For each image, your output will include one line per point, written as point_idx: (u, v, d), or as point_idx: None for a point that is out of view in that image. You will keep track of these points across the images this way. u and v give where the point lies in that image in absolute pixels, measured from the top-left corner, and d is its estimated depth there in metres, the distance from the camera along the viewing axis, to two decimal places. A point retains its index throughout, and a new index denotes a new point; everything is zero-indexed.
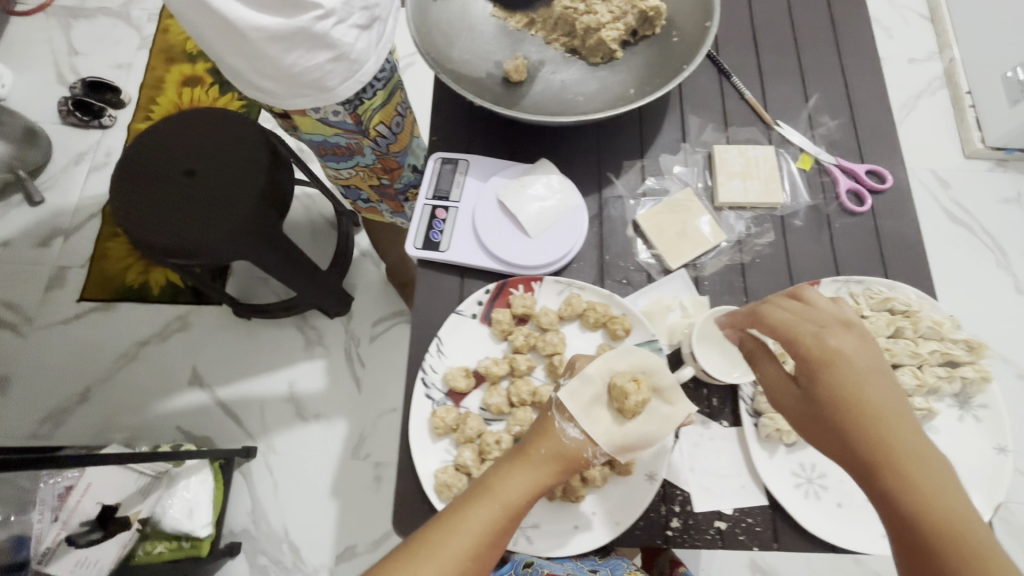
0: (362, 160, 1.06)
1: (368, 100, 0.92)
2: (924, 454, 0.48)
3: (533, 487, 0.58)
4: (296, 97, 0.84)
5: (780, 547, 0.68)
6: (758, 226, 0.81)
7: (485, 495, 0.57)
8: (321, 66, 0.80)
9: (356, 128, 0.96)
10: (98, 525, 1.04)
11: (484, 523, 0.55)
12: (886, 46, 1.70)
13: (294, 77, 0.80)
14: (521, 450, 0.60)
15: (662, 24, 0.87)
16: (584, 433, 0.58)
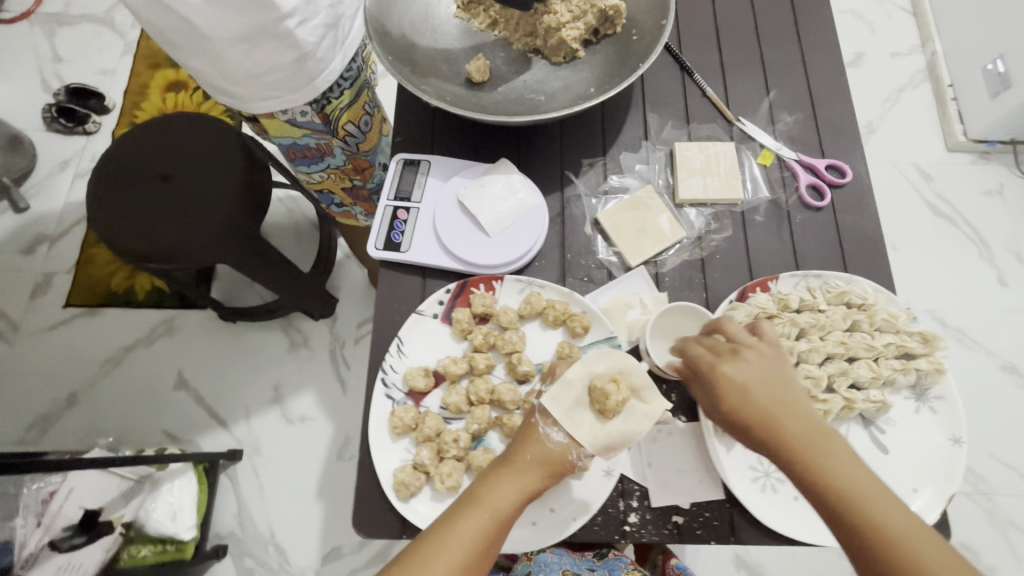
0: (333, 160, 1.07)
1: (336, 99, 0.93)
2: (842, 458, 0.52)
3: (521, 493, 0.59)
4: (265, 99, 0.84)
5: (738, 540, 0.69)
6: (718, 222, 0.82)
7: (475, 505, 0.58)
8: (287, 67, 0.79)
9: (325, 128, 0.97)
10: (81, 529, 1.02)
11: (473, 534, 0.56)
12: (868, 41, 1.68)
13: (260, 79, 0.80)
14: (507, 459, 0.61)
15: (622, 24, 0.87)
16: (568, 436, 0.59)
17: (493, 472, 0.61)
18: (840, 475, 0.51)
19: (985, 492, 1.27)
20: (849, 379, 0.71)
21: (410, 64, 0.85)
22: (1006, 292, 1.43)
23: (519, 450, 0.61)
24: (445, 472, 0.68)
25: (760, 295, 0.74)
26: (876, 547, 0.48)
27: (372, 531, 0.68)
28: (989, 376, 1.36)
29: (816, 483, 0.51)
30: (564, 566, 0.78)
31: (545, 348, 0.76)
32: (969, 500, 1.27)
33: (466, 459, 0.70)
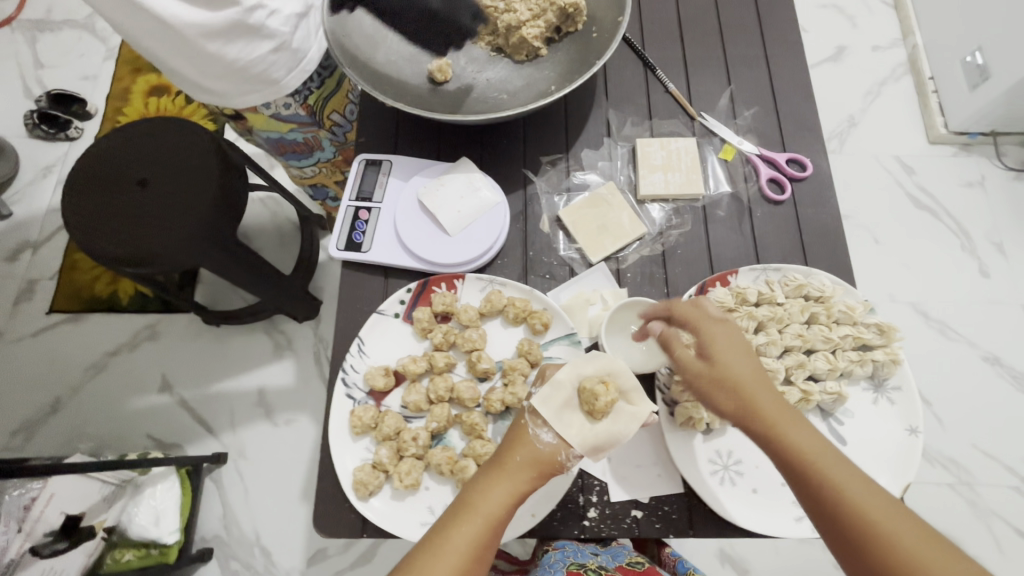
0: (322, 152, 1.09)
1: (317, 89, 0.93)
2: (808, 430, 0.57)
3: (511, 495, 0.58)
4: (245, 94, 0.84)
5: (696, 534, 0.69)
6: (679, 218, 0.83)
7: (467, 511, 0.57)
8: (264, 59, 0.80)
9: (310, 119, 0.98)
10: (63, 535, 1.04)
11: (470, 539, 0.56)
12: (850, 35, 1.64)
13: (239, 74, 0.80)
14: (497, 461, 0.60)
15: (583, 21, 0.85)
16: (557, 437, 0.59)
17: (482, 476, 0.60)
18: (802, 443, 0.55)
19: (968, 483, 1.27)
20: (807, 371, 0.72)
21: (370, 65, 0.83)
22: (990, 283, 1.42)
23: (507, 453, 0.60)
24: (403, 471, 0.68)
25: (719, 289, 0.74)
26: (840, 510, 0.53)
27: (339, 529, 0.68)
28: (971, 368, 1.35)
29: (787, 452, 0.55)
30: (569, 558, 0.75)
31: (506, 345, 0.77)
32: (951, 491, 1.27)
33: (425, 457, 0.70)
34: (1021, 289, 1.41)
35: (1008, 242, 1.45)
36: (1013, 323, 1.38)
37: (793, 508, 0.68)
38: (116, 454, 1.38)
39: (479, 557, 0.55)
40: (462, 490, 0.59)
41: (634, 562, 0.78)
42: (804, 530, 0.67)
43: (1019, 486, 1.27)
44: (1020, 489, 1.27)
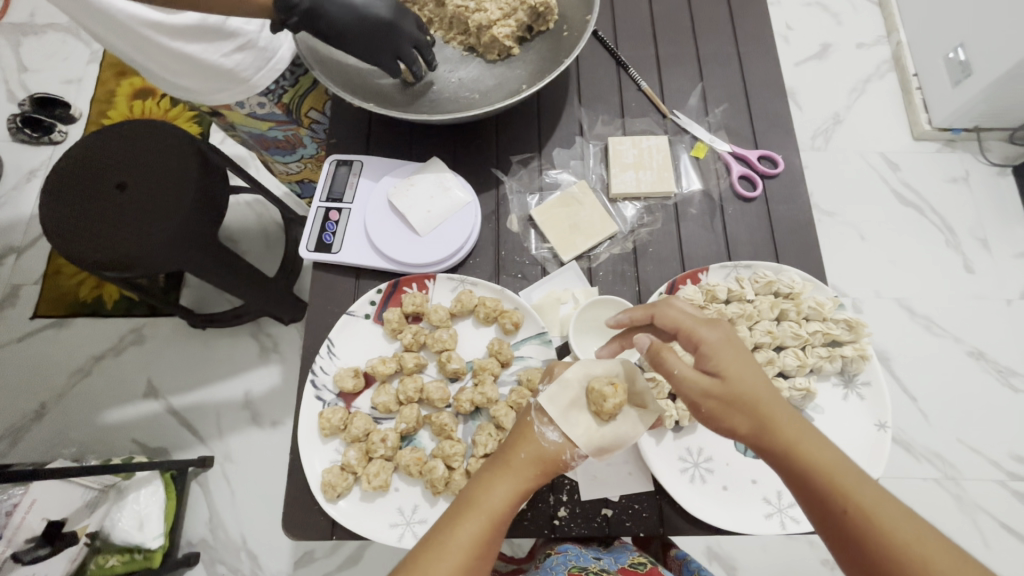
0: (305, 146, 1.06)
1: (291, 86, 0.90)
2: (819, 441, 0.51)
3: (516, 492, 0.54)
4: (215, 91, 0.83)
5: (666, 532, 0.69)
6: (650, 216, 0.83)
7: (469, 509, 0.53)
8: (230, 57, 0.78)
9: (288, 117, 0.96)
10: (46, 540, 1.03)
11: (472, 537, 0.51)
12: (834, 33, 1.64)
13: (204, 71, 0.79)
14: (500, 458, 0.56)
15: (554, 20, 0.85)
16: (563, 435, 0.55)
17: (483, 472, 0.56)
18: (809, 455, 0.49)
19: (954, 477, 1.28)
20: (776, 368, 0.72)
21: (338, 66, 0.82)
22: (974, 278, 1.42)
23: (512, 450, 0.56)
24: (372, 472, 0.68)
25: (689, 287, 0.74)
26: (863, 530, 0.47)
27: (310, 532, 0.68)
28: (956, 363, 1.36)
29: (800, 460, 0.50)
30: (572, 563, 0.73)
31: (477, 345, 0.77)
32: (937, 486, 1.27)
33: (394, 458, 0.70)
34: (1005, 284, 1.41)
35: (992, 238, 1.46)
36: (997, 318, 1.39)
37: (764, 505, 0.68)
38: (100, 458, 1.37)
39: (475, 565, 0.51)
40: (464, 488, 0.55)
41: (637, 564, 0.76)
42: (773, 526, 0.67)
43: (1005, 480, 1.27)
44: (1005, 483, 1.27)
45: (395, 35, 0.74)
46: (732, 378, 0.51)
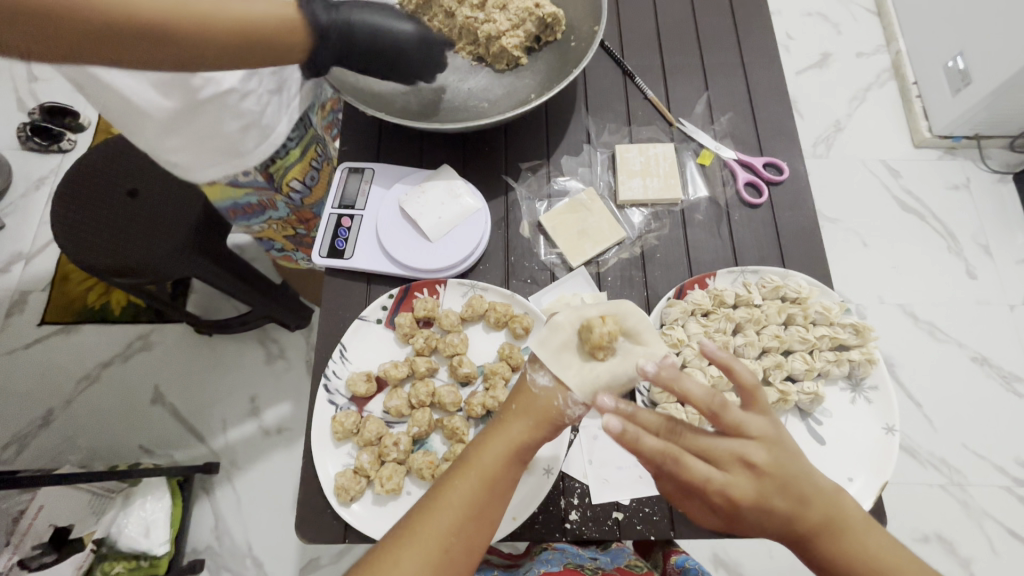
0: (276, 214, 0.99)
1: (281, 158, 0.86)
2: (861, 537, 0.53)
3: (509, 450, 0.53)
4: (207, 169, 0.79)
5: (677, 536, 0.69)
6: (657, 222, 0.84)
7: (463, 467, 0.53)
8: (233, 136, 0.76)
9: (268, 186, 0.90)
10: (52, 547, 1.10)
11: (464, 494, 0.51)
12: (834, 42, 1.66)
13: (202, 145, 0.76)
14: (497, 417, 0.56)
15: (561, 30, 0.86)
16: (554, 378, 0.55)
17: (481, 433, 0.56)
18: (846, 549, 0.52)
19: (960, 483, 1.28)
20: (783, 371, 0.74)
21: (360, 84, 0.84)
22: (978, 284, 1.43)
23: (508, 406, 0.57)
24: (385, 476, 0.69)
25: (697, 292, 0.76)
26: None
27: (321, 535, 0.69)
28: (959, 369, 1.36)
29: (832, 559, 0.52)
30: (567, 559, 0.76)
31: (488, 349, 0.78)
32: (943, 492, 1.27)
33: (406, 462, 0.71)
34: (1007, 290, 1.42)
35: (994, 244, 1.47)
36: (1000, 325, 1.39)
37: None
38: (107, 465, 1.37)
39: (469, 534, 0.50)
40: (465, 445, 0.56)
41: (633, 566, 0.78)
42: None
43: (1011, 486, 1.27)
44: (1012, 489, 1.27)
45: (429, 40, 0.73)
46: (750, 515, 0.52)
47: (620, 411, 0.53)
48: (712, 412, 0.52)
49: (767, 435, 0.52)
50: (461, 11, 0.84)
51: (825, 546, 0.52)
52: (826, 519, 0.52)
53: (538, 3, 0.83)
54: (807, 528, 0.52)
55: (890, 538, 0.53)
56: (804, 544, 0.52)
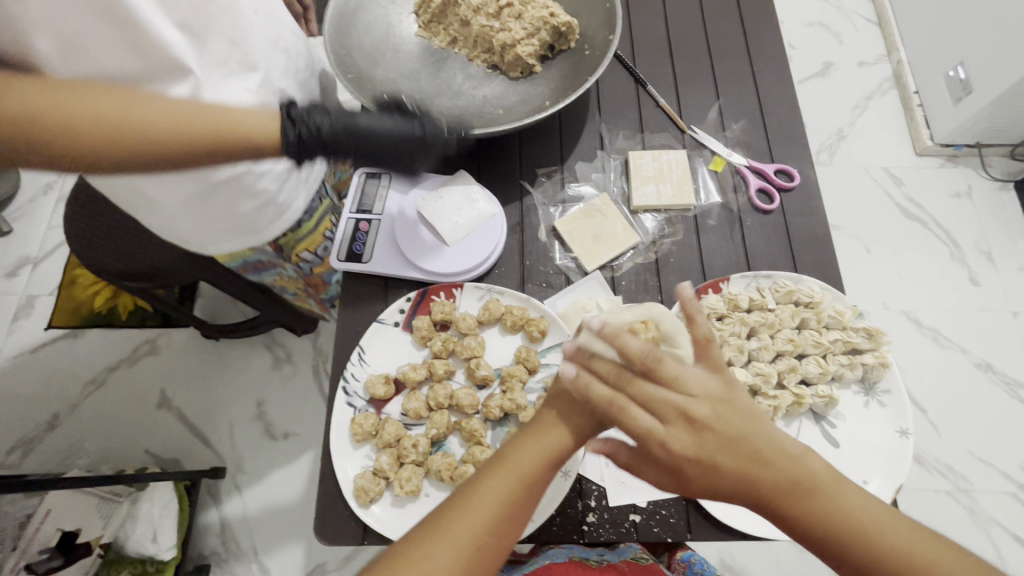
0: (287, 275, 1.00)
1: (290, 232, 0.87)
2: (819, 491, 0.49)
3: (548, 454, 0.53)
4: (221, 241, 0.80)
5: (693, 538, 0.70)
6: (671, 227, 0.85)
7: (499, 466, 0.53)
8: (248, 215, 0.76)
9: (277, 255, 0.91)
10: (58, 552, 1.09)
11: (497, 493, 0.51)
12: (836, 51, 1.68)
13: (213, 226, 0.76)
14: (533, 419, 0.56)
15: (575, 39, 0.87)
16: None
17: (517, 435, 0.56)
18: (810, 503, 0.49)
19: (966, 490, 1.28)
20: (798, 375, 0.74)
21: (379, 91, 0.86)
22: (980, 291, 1.44)
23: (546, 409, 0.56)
24: (404, 477, 0.69)
25: (711, 296, 0.77)
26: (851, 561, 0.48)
27: (341, 537, 0.69)
28: (964, 376, 1.37)
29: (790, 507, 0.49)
30: (573, 556, 0.75)
31: (505, 353, 0.78)
32: (949, 498, 1.28)
33: (425, 463, 0.72)
34: (1010, 297, 1.43)
35: (996, 251, 1.48)
36: (1003, 331, 1.40)
37: None
38: (113, 470, 1.35)
39: (500, 534, 0.50)
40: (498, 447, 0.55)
41: (640, 558, 0.77)
42: None
43: (1016, 493, 1.27)
44: (1017, 495, 1.27)
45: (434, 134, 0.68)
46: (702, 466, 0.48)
47: (578, 355, 0.52)
48: (645, 366, 0.49)
49: (715, 393, 0.50)
50: (477, 20, 0.86)
51: (789, 508, 0.49)
52: (787, 481, 0.49)
53: (553, 13, 0.84)
54: (761, 488, 0.49)
55: (861, 494, 0.50)
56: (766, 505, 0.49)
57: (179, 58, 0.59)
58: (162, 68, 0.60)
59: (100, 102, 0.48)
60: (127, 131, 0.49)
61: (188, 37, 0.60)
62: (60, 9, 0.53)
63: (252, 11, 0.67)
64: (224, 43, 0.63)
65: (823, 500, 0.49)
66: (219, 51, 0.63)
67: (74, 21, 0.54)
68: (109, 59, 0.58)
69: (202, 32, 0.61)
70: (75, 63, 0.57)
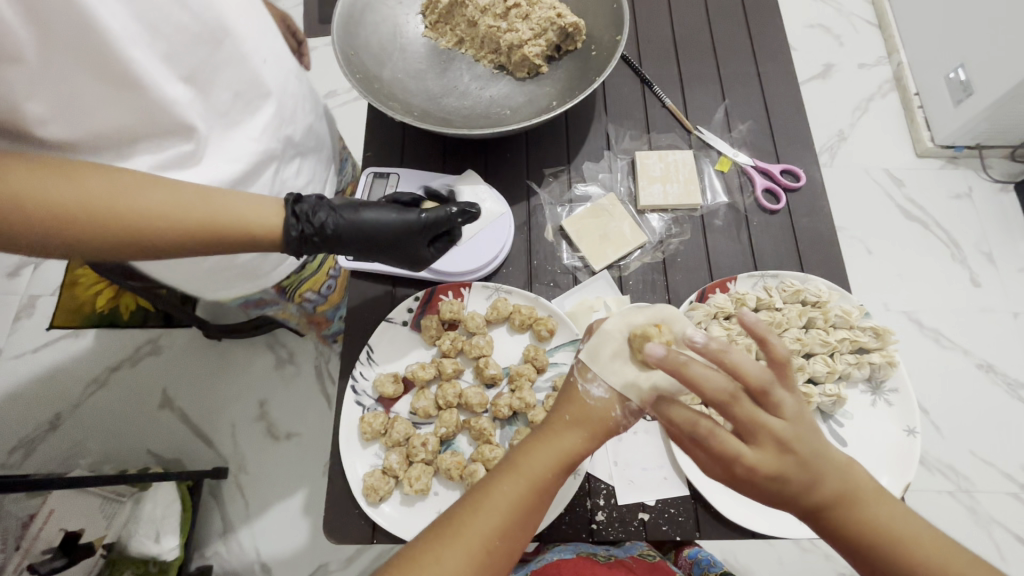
0: (290, 311, 0.97)
1: (295, 275, 0.85)
2: (881, 506, 0.50)
3: (558, 458, 0.53)
4: (223, 288, 0.80)
5: (702, 536, 0.70)
6: (678, 227, 0.85)
7: (509, 470, 0.53)
8: (249, 263, 0.75)
9: (279, 296, 0.89)
10: (61, 552, 1.07)
11: (509, 500, 0.51)
12: (836, 53, 1.69)
13: (216, 275, 0.76)
14: (545, 423, 0.56)
15: (582, 40, 0.87)
16: (609, 389, 0.56)
17: (529, 439, 0.56)
18: (870, 514, 0.49)
19: (968, 490, 1.28)
20: (805, 374, 0.75)
21: (387, 91, 0.86)
22: (981, 292, 1.45)
23: (558, 413, 0.57)
24: (413, 476, 0.69)
25: (719, 295, 0.77)
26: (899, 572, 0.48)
27: (351, 536, 0.69)
28: (966, 376, 1.37)
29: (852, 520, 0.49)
30: (579, 551, 0.75)
31: (513, 352, 0.79)
32: (952, 498, 1.28)
33: (434, 462, 0.72)
34: (1011, 298, 1.44)
35: (997, 252, 1.49)
36: (1005, 332, 1.41)
37: None
38: (116, 470, 1.34)
39: (509, 540, 0.50)
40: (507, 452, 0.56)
41: (647, 554, 0.77)
42: (808, 531, 0.69)
43: (1018, 493, 1.28)
44: (1019, 496, 1.27)
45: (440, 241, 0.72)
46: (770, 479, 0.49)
47: (672, 362, 0.49)
48: (761, 389, 0.49)
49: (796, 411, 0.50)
50: (484, 20, 0.86)
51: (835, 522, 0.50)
52: (838, 494, 0.49)
53: (560, 13, 0.84)
54: (820, 501, 0.49)
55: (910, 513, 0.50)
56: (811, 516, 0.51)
57: (181, 113, 0.63)
58: (164, 124, 0.63)
59: (96, 186, 0.50)
60: (125, 222, 0.50)
61: (192, 88, 0.65)
62: (63, 73, 0.56)
63: (260, 59, 0.69)
64: (227, 93, 0.67)
65: (884, 517, 0.49)
66: (222, 101, 0.67)
67: (78, 83, 0.57)
68: (107, 115, 0.60)
69: (204, 83, 0.65)
70: (74, 122, 0.59)
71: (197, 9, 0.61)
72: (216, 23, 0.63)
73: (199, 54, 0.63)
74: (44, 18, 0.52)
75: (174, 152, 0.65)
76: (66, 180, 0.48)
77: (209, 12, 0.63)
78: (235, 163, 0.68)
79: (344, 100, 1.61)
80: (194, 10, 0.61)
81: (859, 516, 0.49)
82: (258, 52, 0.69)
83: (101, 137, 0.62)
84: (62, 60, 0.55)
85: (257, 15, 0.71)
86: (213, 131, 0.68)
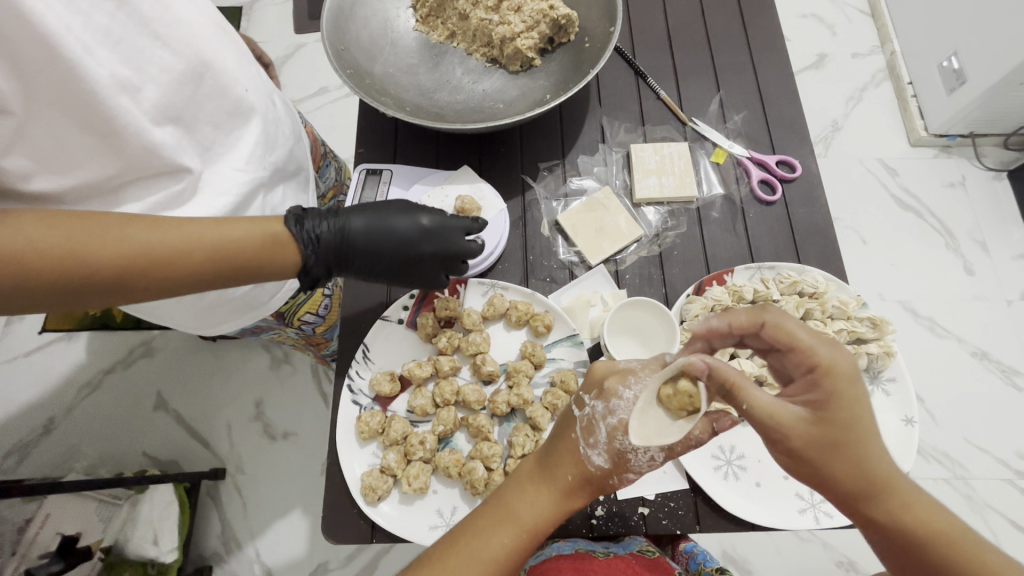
0: (286, 334, 0.92)
1: (289, 299, 0.80)
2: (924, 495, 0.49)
3: (554, 507, 0.57)
4: (219, 322, 0.76)
5: (702, 529, 0.70)
6: (674, 220, 0.85)
7: (507, 520, 0.55)
8: (244, 296, 0.71)
9: (278, 322, 0.84)
10: (59, 556, 1.04)
11: (507, 550, 0.54)
12: (830, 43, 1.68)
13: (213, 310, 0.72)
14: (544, 469, 0.58)
15: (575, 32, 0.86)
16: (608, 459, 0.57)
17: (523, 483, 0.58)
18: (915, 497, 0.48)
19: (963, 477, 1.29)
20: None
21: (379, 86, 0.84)
22: (975, 279, 1.45)
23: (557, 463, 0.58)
24: (411, 474, 0.69)
25: (715, 288, 0.77)
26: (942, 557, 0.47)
27: (351, 535, 0.69)
28: (961, 364, 1.38)
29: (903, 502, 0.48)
30: (579, 547, 0.72)
31: (510, 348, 0.78)
32: (948, 485, 1.28)
33: (433, 461, 0.71)
34: (1005, 286, 1.44)
35: (990, 239, 1.49)
36: (997, 320, 1.41)
37: (797, 500, 0.70)
38: (112, 473, 1.33)
39: None
40: (501, 497, 0.58)
41: (645, 551, 0.74)
42: (808, 521, 0.68)
43: (1013, 480, 1.28)
44: (1014, 481, 1.28)
45: (446, 225, 0.68)
46: (839, 424, 0.48)
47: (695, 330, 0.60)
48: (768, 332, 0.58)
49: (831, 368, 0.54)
50: (476, 14, 0.85)
51: (895, 508, 0.48)
52: (886, 480, 0.48)
53: (551, 5, 0.83)
54: (876, 482, 0.48)
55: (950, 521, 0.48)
56: (864, 500, 0.48)
57: (170, 156, 0.59)
58: (154, 171, 0.60)
59: (91, 236, 0.46)
60: (135, 269, 0.48)
61: (179, 127, 0.61)
62: (45, 126, 0.53)
63: (242, 88, 0.65)
64: (210, 126, 0.63)
65: (935, 515, 0.48)
66: (207, 135, 0.63)
67: (63, 134, 0.55)
68: (94, 166, 0.57)
69: (190, 120, 0.61)
70: (56, 176, 0.56)
71: (176, 45, 0.59)
72: (196, 57, 0.60)
73: (184, 92, 0.60)
74: (20, 68, 0.50)
75: (164, 194, 0.61)
76: (64, 229, 0.45)
77: (188, 46, 0.59)
78: (224, 197, 0.63)
79: (335, 96, 1.59)
80: (174, 47, 0.58)
81: (903, 500, 0.48)
82: (240, 82, 0.65)
83: (87, 189, 0.59)
84: (45, 112, 0.53)
85: (235, 44, 0.67)
86: (206, 166, 0.64)
